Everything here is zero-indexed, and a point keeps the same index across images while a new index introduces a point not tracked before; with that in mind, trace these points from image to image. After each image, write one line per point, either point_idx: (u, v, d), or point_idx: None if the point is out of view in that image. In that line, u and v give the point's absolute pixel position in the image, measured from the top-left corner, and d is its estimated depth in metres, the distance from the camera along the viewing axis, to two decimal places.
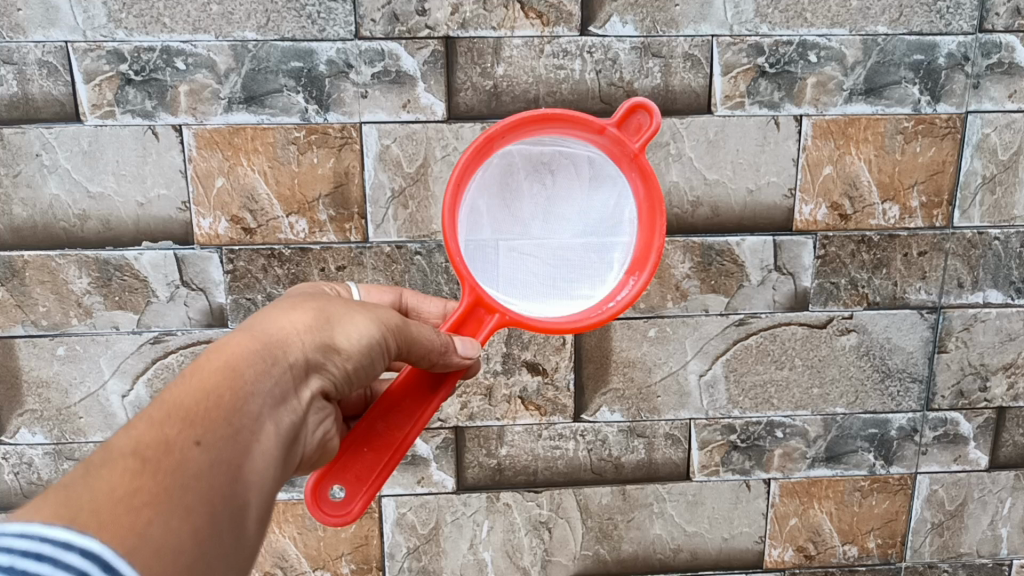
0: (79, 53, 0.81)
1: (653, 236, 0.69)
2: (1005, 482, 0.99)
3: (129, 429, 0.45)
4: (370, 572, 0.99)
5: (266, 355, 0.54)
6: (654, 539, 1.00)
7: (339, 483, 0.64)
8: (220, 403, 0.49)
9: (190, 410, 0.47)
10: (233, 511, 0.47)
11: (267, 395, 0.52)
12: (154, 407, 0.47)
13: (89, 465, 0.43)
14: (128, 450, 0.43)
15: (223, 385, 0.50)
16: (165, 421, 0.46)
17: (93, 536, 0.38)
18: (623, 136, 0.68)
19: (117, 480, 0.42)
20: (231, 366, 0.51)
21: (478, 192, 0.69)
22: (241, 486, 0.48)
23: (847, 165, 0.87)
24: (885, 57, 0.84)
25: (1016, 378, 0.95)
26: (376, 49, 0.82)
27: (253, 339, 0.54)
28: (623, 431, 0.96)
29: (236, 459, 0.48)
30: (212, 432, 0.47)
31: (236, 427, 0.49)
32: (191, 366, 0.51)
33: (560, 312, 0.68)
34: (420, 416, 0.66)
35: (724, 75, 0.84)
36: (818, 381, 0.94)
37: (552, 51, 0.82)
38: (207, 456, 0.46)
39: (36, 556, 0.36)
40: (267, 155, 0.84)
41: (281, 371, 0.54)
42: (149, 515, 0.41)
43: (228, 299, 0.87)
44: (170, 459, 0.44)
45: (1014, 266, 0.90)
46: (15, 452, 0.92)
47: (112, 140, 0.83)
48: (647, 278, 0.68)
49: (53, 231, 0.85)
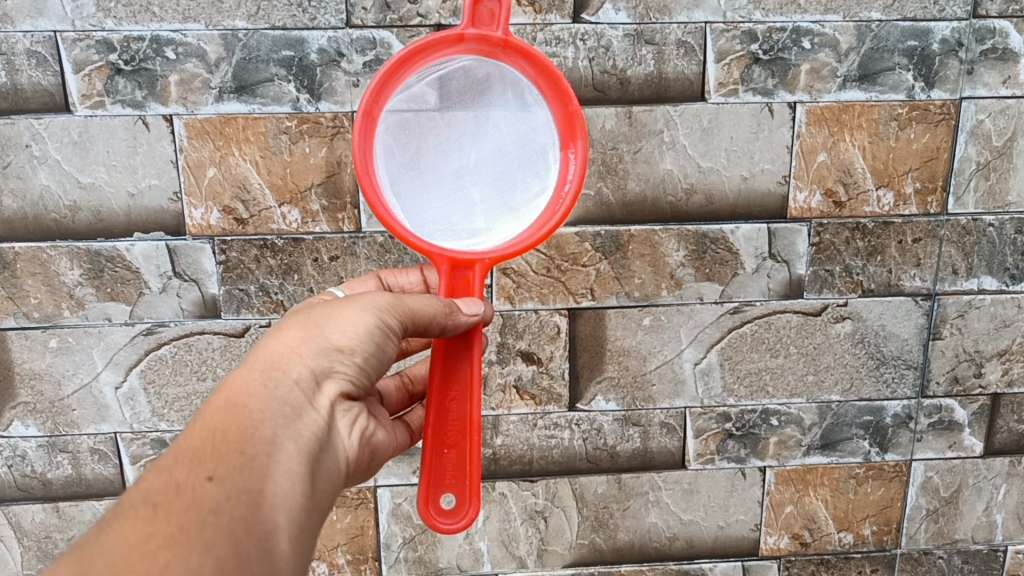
0: (68, 43, 0.80)
1: (566, 104, 0.65)
2: (1000, 468, 0.99)
3: (148, 479, 0.50)
4: (366, 562, 0.99)
5: (268, 378, 0.55)
6: (649, 528, 1.01)
7: (449, 493, 0.66)
8: (227, 437, 0.52)
9: (199, 451, 0.51)
10: (262, 537, 0.50)
11: (279, 415, 0.54)
12: (169, 455, 0.51)
13: (115, 518, 0.48)
14: (142, 502, 0.49)
15: (229, 420, 0.52)
16: (177, 467, 0.50)
17: None
18: (483, 31, 0.63)
19: (133, 530, 0.47)
20: (235, 399, 0.53)
21: (390, 168, 0.65)
22: (267, 510, 0.51)
23: (842, 152, 0.86)
24: (879, 43, 0.84)
25: (1010, 364, 0.95)
26: (368, 38, 0.81)
27: (253, 367, 0.56)
28: (618, 420, 0.95)
29: (255, 485, 0.51)
30: (222, 467, 0.50)
31: (249, 455, 0.51)
32: (203, 406, 0.54)
33: (527, 224, 0.67)
34: (472, 395, 0.65)
35: (718, 62, 0.84)
36: (813, 368, 0.94)
37: (545, 38, 0.82)
38: (220, 489, 0.49)
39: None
40: (258, 145, 0.83)
41: (287, 389, 0.55)
42: (165, 558, 0.46)
43: (221, 290, 0.87)
44: (182, 500, 0.48)
45: (1009, 252, 0.90)
46: (8, 444, 0.91)
47: (102, 131, 0.82)
48: (584, 147, 0.65)
49: (44, 223, 0.85)
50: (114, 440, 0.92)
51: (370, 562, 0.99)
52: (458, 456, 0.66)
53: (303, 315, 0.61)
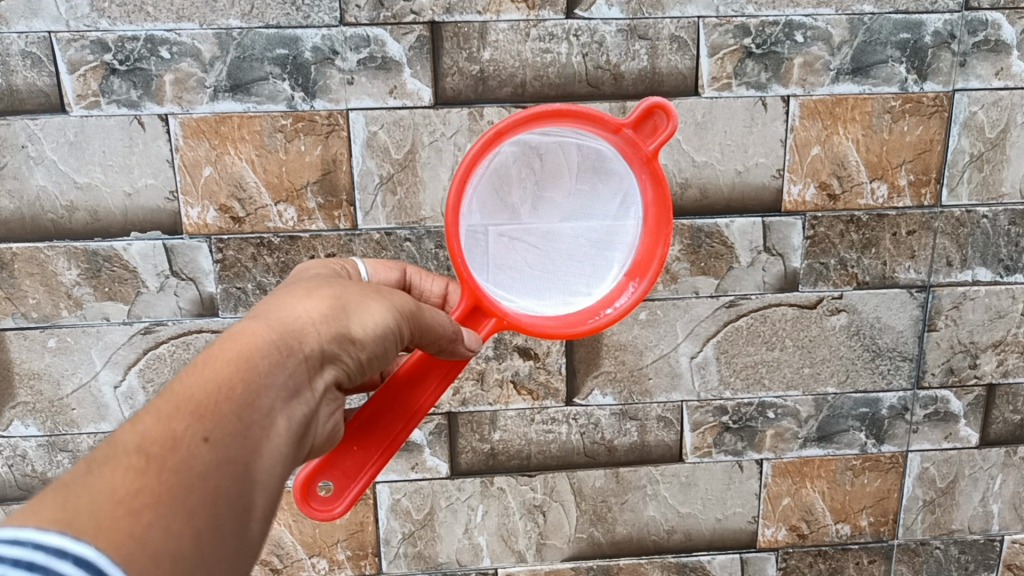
0: (62, 43, 0.80)
1: (657, 246, 0.70)
2: (996, 458, 0.99)
3: (135, 422, 0.43)
4: (365, 558, 0.99)
5: (280, 343, 0.51)
6: (648, 521, 1.01)
7: (328, 479, 0.65)
8: (231, 397, 0.46)
9: (203, 402, 0.45)
10: (240, 513, 0.45)
11: (280, 389, 0.50)
12: (163, 396, 0.45)
13: (93, 462, 0.41)
14: (132, 447, 0.41)
15: (237, 378, 0.47)
16: (173, 415, 0.43)
17: (87, 544, 0.36)
18: (638, 138, 0.68)
19: (119, 479, 0.40)
20: (245, 358, 0.48)
21: (483, 180, 0.69)
22: (247, 488, 0.45)
23: (835, 145, 0.87)
24: (872, 36, 0.84)
25: (1006, 355, 0.95)
26: (362, 36, 0.81)
27: (263, 328, 0.51)
28: (615, 414, 0.96)
29: (244, 458, 0.46)
30: (221, 428, 0.45)
31: (247, 423, 0.46)
32: (205, 354, 0.48)
33: (555, 310, 0.71)
34: (409, 420, 0.67)
35: (711, 56, 0.84)
36: (809, 361, 0.94)
37: (538, 34, 0.82)
38: (214, 454, 0.44)
39: (28, 567, 0.34)
40: (254, 143, 0.83)
41: (296, 362, 0.52)
42: (149, 518, 0.39)
43: (218, 288, 0.87)
44: (176, 456, 0.42)
45: (1003, 244, 0.91)
46: (9, 444, 0.92)
47: (98, 131, 0.83)
48: (646, 288, 0.70)
49: (41, 223, 0.85)
50: None
51: (370, 558, 0.99)
52: (360, 458, 0.66)
53: (316, 290, 0.57)
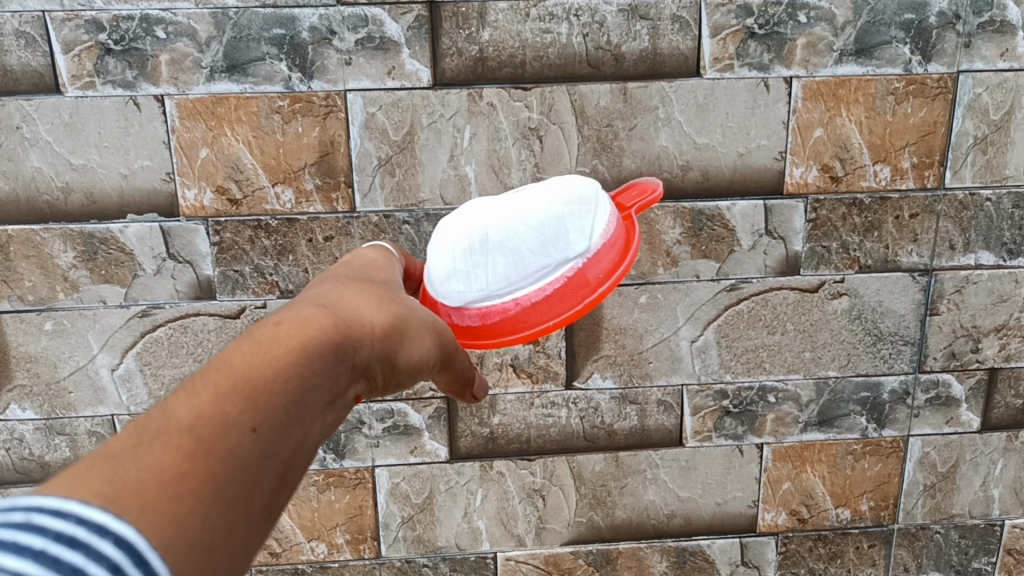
0: (56, 23, 0.79)
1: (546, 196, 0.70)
2: (997, 443, 0.99)
3: (190, 396, 0.40)
4: (364, 542, 0.99)
5: (341, 337, 0.48)
6: (648, 505, 1.01)
7: None
8: (286, 389, 0.43)
9: (261, 387, 0.42)
10: (269, 513, 0.41)
11: (331, 388, 0.46)
12: (221, 372, 0.41)
13: (142, 434, 0.38)
14: (184, 423, 0.38)
15: (295, 370, 0.44)
16: (230, 395, 0.40)
17: (130, 523, 0.33)
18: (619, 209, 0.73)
19: (166, 457, 0.37)
20: (306, 350, 0.45)
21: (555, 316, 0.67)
22: (283, 489, 0.42)
23: (838, 127, 0.86)
24: (875, 16, 0.83)
25: (1008, 339, 0.94)
26: (360, 15, 0.80)
27: (325, 318, 0.48)
28: (614, 398, 0.95)
29: (287, 455, 0.42)
30: (274, 419, 0.42)
31: (295, 419, 0.43)
32: (267, 333, 0.45)
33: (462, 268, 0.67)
34: None
35: (713, 37, 0.83)
36: (810, 345, 0.94)
37: (538, 14, 0.81)
38: (260, 447, 0.40)
39: (70, 542, 0.31)
40: (250, 125, 0.83)
41: (346, 366, 0.48)
42: (190, 505, 0.36)
43: (216, 271, 0.87)
44: (225, 442, 0.39)
45: (1007, 227, 0.90)
46: (6, 427, 0.91)
47: (93, 112, 0.82)
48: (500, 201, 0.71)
49: (36, 205, 0.84)
50: (111, 422, 0.92)
51: (369, 542, 0.99)
52: None
53: (374, 292, 0.54)
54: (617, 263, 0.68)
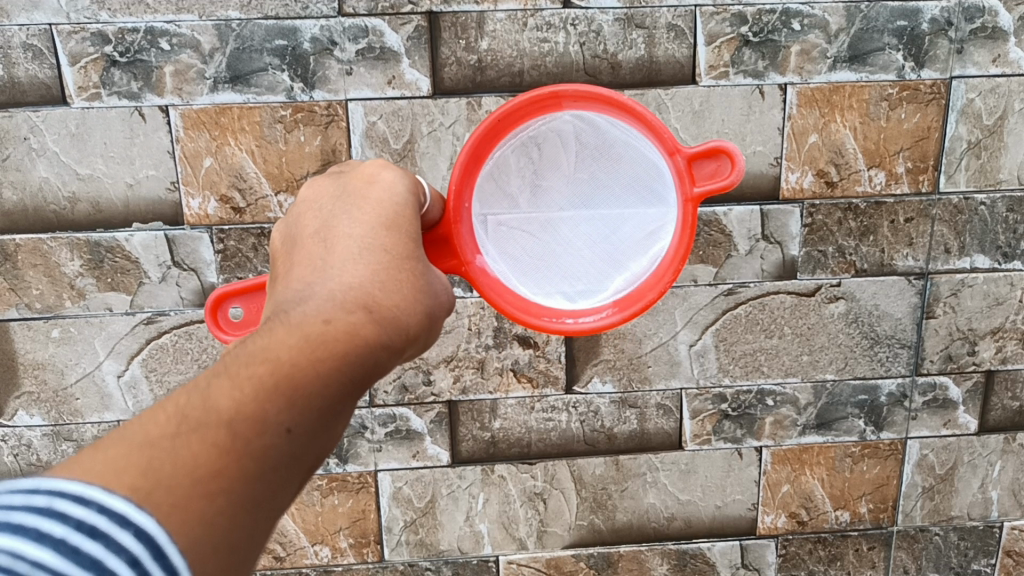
0: (63, 36, 0.81)
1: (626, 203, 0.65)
2: (995, 445, 1.00)
3: (234, 388, 0.41)
4: (368, 546, 1.00)
5: (383, 342, 0.47)
6: (647, 508, 1.02)
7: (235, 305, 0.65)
8: (323, 396, 0.44)
9: (303, 391, 0.43)
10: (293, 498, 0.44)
11: (367, 385, 0.47)
12: (266, 366, 0.43)
13: (182, 424, 0.40)
14: (224, 418, 0.40)
15: (335, 378, 0.44)
16: (271, 395, 0.42)
17: (150, 515, 0.35)
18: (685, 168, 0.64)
19: (201, 455, 0.39)
20: (348, 357, 0.45)
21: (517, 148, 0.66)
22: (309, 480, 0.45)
23: (833, 133, 0.87)
24: (869, 23, 0.84)
25: (1005, 342, 0.95)
26: (360, 26, 0.82)
27: (372, 319, 0.47)
28: (614, 402, 0.96)
29: (315, 451, 0.45)
30: (309, 420, 0.43)
31: (329, 419, 0.45)
32: (315, 329, 0.44)
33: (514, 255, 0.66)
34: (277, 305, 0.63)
35: (708, 45, 0.84)
36: (808, 348, 0.95)
37: (536, 24, 0.83)
38: (293, 447, 0.43)
39: (91, 532, 0.33)
40: (253, 134, 0.84)
41: (381, 369, 0.48)
42: (218, 502, 0.39)
43: (219, 279, 0.88)
44: (258, 446, 0.41)
45: (1001, 230, 0.91)
46: (13, 434, 0.93)
47: (99, 123, 0.83)
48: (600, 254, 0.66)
49: (43, 214, 0.86)
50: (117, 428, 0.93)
51: (372, 546, 1.00)
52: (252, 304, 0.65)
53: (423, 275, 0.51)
54: (603, 106, 0.65)
